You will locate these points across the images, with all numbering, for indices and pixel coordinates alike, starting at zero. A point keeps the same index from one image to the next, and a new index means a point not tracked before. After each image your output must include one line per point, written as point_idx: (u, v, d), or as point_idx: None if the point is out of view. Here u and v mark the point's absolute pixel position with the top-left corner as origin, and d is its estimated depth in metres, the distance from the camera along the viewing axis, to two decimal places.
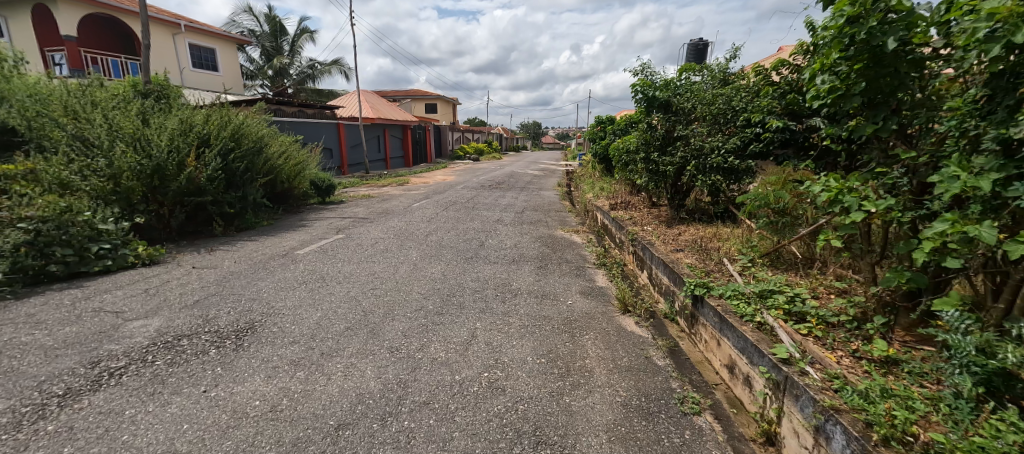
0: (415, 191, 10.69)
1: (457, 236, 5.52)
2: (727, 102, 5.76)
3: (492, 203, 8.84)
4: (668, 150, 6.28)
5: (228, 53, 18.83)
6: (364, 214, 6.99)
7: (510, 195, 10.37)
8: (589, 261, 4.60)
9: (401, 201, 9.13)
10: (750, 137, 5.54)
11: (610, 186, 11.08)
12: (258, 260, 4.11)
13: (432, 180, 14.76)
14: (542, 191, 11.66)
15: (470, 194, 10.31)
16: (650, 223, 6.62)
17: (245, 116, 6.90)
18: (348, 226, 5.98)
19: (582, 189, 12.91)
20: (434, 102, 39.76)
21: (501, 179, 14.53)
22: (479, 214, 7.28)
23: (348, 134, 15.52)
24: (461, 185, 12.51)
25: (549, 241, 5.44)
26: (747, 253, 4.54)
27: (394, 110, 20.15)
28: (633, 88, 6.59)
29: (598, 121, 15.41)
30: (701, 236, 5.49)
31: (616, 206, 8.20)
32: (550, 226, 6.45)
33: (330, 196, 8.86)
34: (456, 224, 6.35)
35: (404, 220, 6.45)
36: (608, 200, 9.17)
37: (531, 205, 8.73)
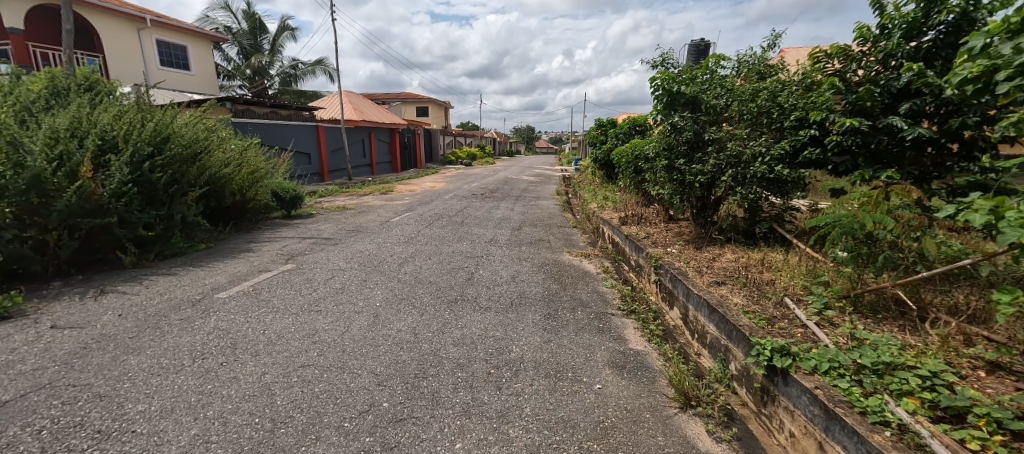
0: (397, 201, 9.52)
1: (439, 265, 4.39)
2: (771, 98, 4.77)
3: (485, 217, 7.72)
4: (696, 156, 5.23)
5: (201, 51, 17.52)
6: (330, 232, 5.83)
7: (505, 206, 9.25)
8: (612, 304, 3.49)
9: (380, 214, 7.98)
10: (804, 141, 4.51)
11: (614, 196, 10.03)
12: (154, 313, 2.93)
13: (420, 187, 13.60)
14: (540, 201, 10.53)
15: (459, 204, 9.16)
16: (674, 244, 5.53)
17: (185, 115, 5.73)
18: (306, 250, 4.83)
19: (582, 198, 11.86)
20: (425, 105, 38.70)
21: (495, 187, 13.39)
22: (469, 232, 6.14)
23: (328, 138, 14.30)
24: (450, 193, 11.39)
25: (556, 272, 4.33)
26: (821, 293, 3.47)
27: (380, 112, 19.01)
28: (652, 82, 5.55)
29: (599, 124, 14.37)
30: (744, 265, 4.40)
31: (628, 220, 7.12)
32: (555, 248, 5.34)
33: (297, 209, 7.66)
34: (441, 246, 5.21)
35: (377, 242, 5.30)
36: (618, 212, 8.06)
37: (529, 219, 7.59)
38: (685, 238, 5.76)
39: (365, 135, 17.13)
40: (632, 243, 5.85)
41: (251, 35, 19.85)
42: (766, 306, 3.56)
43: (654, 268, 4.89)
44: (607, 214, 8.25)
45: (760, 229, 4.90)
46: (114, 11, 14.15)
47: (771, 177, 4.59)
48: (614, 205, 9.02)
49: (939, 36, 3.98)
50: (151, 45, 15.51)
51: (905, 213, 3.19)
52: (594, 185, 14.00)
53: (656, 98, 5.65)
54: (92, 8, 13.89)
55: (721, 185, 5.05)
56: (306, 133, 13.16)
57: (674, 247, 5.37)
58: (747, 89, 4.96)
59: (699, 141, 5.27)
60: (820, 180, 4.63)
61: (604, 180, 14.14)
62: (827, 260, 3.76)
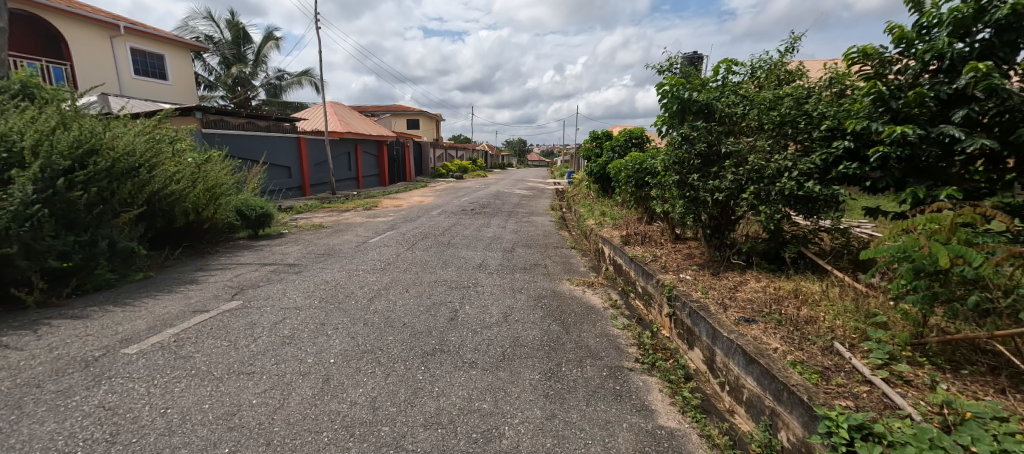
0: (380, 218, 8.81)
1: (417, 299, 3.69)
2: (796, 106, 4.23)
3: (474, 235, 7.07)
4: (711, 170, 4.64)
5: (179, 60, 16.80)
6: (295, 257, 5.10)
7: (496, 222, 8.58)
8: (627, 354, 2.82)
9: (359, 232, 7.27)
10: (838, 154, 3.95)
11: (613, 211, 9.44)
12: (26, 381, 2.20)
13: (407, 202, 12.90)
14: (534, 218, 9.87)
15: (446, 221, 8.47)
16: (687, 269, 4.91)
17: (128, 124, 5.03)
18: (261, 280, 4.11)
19: (578, 213, 11.26)
20: (416, 118, 38.22)
21: (485, 201, 12.72)
22: (456, 255, 5.45)
23: (309, 151, 13.60)
24: (439, 209, 10.71)
25: (556, 307, 3.66)
26: (881, 340, 2.86)
27: (368, 125, 18.39)
28: (659, 88, 5.01)
29: (594, 136, 13.79)
30: (775, 298, 3.78)
31: (631, 240, 6.51)
32: (553, 275, 4.68)
33: (266, 228, 6.91)
34: (421, 274, 4.50)
35: (347, 268, 4.58)
36: (619, 231, 7.42)
37: (523, 238, 6.91)
38: (698, 262, 5.14)
39: (351, 148, 16.46)
40: (639, 267, 5.22)
41: (234, 45, 19.17)
42: (814, 354, 2.92)
43: (668, 300, 4.24)
44: (607, 232, 7.62)
45: (787, 253, 4.29)
46: (85, 17, 13.41)
47: (800, 194, 4.01)
48: (613, 222, 8.38)
49: (993, 34, 3.49)
50: (124, 54, 14.75)
51: (987, 242, 2.60)
52: (589, 200, 13.37)
53: (664, 107, 5.08)
54: (60, 14, 13.16)
55: (741, 204, 4.45)
56: (285, 145, 12.45)
57: (687, 273, 4.75)
58: (768, 96, 4.41)
59: (713, 154, 4.68)
60: (855, 198, 4.06)
61: (600, 194, 13.53)
62: (889, 303, 3.15)
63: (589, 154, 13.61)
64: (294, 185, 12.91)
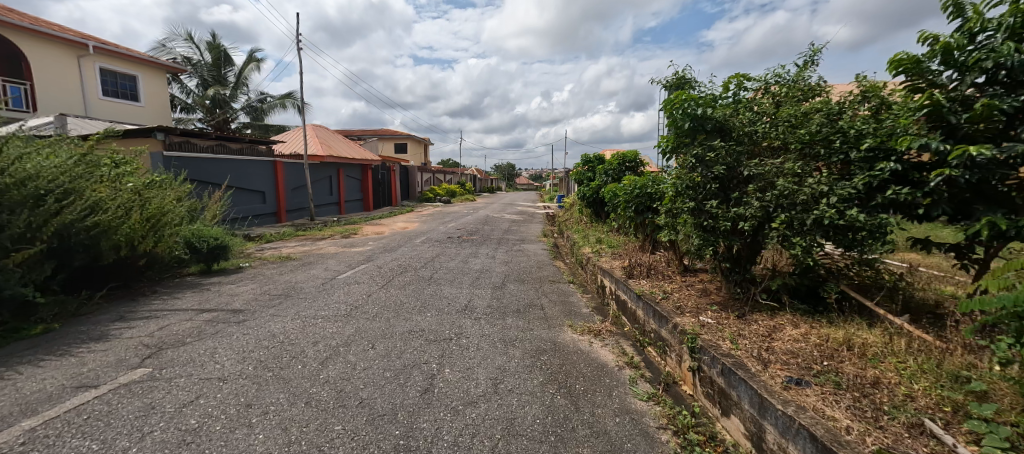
0: (357, 248, 8.05)
1: (384, 360, 2.92)
2: (828, 123, 3.67)
3: (460, 267, 6.34)
4: (731, 196, 4.01)
5: (152, 82, 16.08)
6: (245, 299, 4.30)
7: (485, 252, 7.87)
8: (659, 445, 2.09)
9: (331, 264, 6.49)
10: (885, 178, 3.35)
11: (610, 239, 8.82)
12: None
13: (389, 228, 12.14)
14: (525, 245, 9.20)
15: (429, 251, 7.73)
16: (706, 310, 4.22)
17: (45, 146, 4.27)
18: (190, 335, 3.30)
19: (572, 239, 10.63)
20: (404, 142, 37.84)
21: (473, 227, 12.04)
22: (438, 293, 4.70)
23: (286, 175, 12.83)
24: (424, 236, 9.98)
25: (558, 367, 2.94)
26: (991, 419, 2.16)
27: (352, 148, 17.75)
28: (667, 104, 4.43)
29: (586, 160, 13.31)
30: (824, 352, 3.09)
31: (635, 272, 5.85)
32: (550, 319, 3.96)
33: (221, 262, 6.07)
34: (393, 320, 3.75)
35: (303, 315, 3.80)
36: (620, 261, 6.76)
37: (514, 271, 6.19)
38: (717, 300, 4.46)
39: (332, 171, 15.75)
40: (650, 307, 4.52)
41: (213, 67, 18.56)
42: (899, 436, 2.21)
43: (690, 351, 3.52)
44: (607, 262, 6.95)
45: (827, 293, 3.64)
46: (49, 35, 12.70)
47: (841, 224, 3.39)
48: (611, 251, 7.73)
49: None
50: (92, 74, 13.99)
51: None
52: (582, 225, 12.78)
53: (672, 124, 4.49)
54: (22, 32, 12.44)
55: (768, 235, 3.82)
56: (259, 169, 11.67)
57: (708, 315, 4.06)
58: (793, 112, 3.86)
59: (732, 177, 4.07)
60: (902, 228, 3.47)
61: (592, 219, 12.98)
62: (983, 368, 2.48)
63: (580, 178, 13.10)
64: (268, 211, 12.08)
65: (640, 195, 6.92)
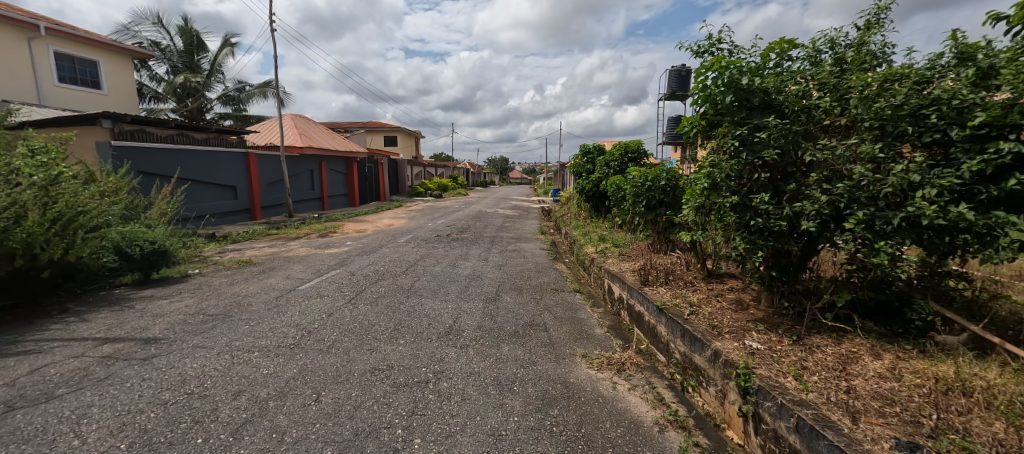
0: (332, 249, 7.15)
1: (326, 425, 2.05)
2: (920, 91, 2.80)
3: (447, 271, 5.48)
4: (786, 188, 3.15)
5: (114, 68, 14.94)
6: (169, 322, 3.42)
7: (476, 252, 7.00)
8: None
9: (297, 270, 5.60)
10: (1006, 163, 2.49)
11: (616, 237, 8.00)
12: None
13: (373, 225, 11.20)
14: (521, 244, 8.34)
15: (414, 252, 6.85)
16: (751, 330, 3.38)
17: None
18: (66, 383, 2.42)
19: (571, 237, 9.78)
20: (394, 135, 36.69)
21: (464, 224, 11.15)
22: (416, 309, 3.83)
23: (260, 168, 11.82)
24: (410, 234, 9.09)
25: (574, 431, 2.08)
26: None
27: (336, 141, 16.69)
28: (701, 73, 3.52)
29: (585, 151, 12.41)
30: (936, 402, 2.26)
31: (651, 277, 5.02)
32: (556, 346, 3.12)
33: (163, 269, 5.15)
34: (353, 352, 2.88)
35: (235, 347, 2.92)
36: (632, 264, 5.92)
37: (509, 276, 5.35)
38: (760, 316, 3.63)
39: (314, 165, 14.76)
40: (677, 325, 3.68)
41: (185, 53, 17.38)
42: None
43: (741, 392, 2.68)
44: (617, 265, 6.11)
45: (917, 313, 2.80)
46: None
47: (940, 224, 2.55)
48: (618, 251, 6.91)
49: None
50: (45, 58, 12.83)
51: None
52: (581, 221, 11.94)
53: (706, 99, 3.62)
54: None
55: (835, 238, 2.97)
56: (228, 162, 10.67)
57: (754, 339, 3.23)
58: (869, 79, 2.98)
59: (786, 164, 3.20)
60: None
61: (592, 215, 12.18)
62: None
63: (580, 170, 12.23)
64: (240, 207, 11.09)
65: (654, 188, 6.08)
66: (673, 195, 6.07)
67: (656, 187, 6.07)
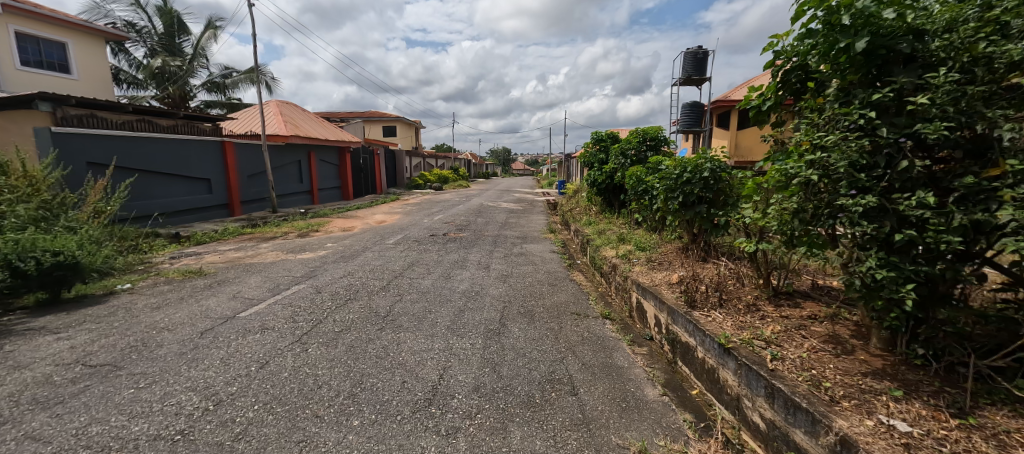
0: (307, 254, 6.07)
1: None
2: None
3: (438, 286, 4.37)
4: (956, 183, 1.98)
5: (85, 50, 13.79)
6: (22, 383, 2.33)
7: (475, 257, 5.88)
8: None
9: (254, 283, 4.52)
10: None
11: (639, 239, 6.88)
12: None
13: (362, 222, 10.10)
14: (528, 245, 7.22)
15: (402, 257, 5.74)
16: (881, 396, 2.26)
17: None
18: None
19: (585, 235, 8.66)
20: (393, 125, 35.48)
21: (463, 220, 10.02)
22: (388, 353, 2.72)
23: (239, 159, 10.70)
24: (402, 233, 8.01)
25: None
26: None
27: (327, 129, 15.53)
28: (807, 9, 2.34)
29: (598, 139, 11.21)
30: None
31: (700, 295, 3.92)
32: (594, 429, 2.02)
33: (78, 287, 4.07)
34: (270, 452, 1.78)
35: (86, 442, 1.82)
36: (668, 275, 4.79)
37: (517, 293, 4.23)
38: (882, 369, 2.51)
39: (302, 155, 13.67)
40: (760, 380, 2.57)
41: (165, 36, 16.19)
42: None
43: None
44: (648, 275, 4.98)
45: None
46: None
47: None
48: (646, 256, 5.79)
49: None
50: (4, 38, 11.70)
51: None
52: (593, 217, 10.82)
53: (811, 49, 2.45)
54: None
55: None
56: (200, 152, 9.56)
57: (895, 413, 2.11)
58: None
59: (953, 148, 2.04)
60: None
61: (605, 210, 11.06)
62: None
63: (591, 161, 11.06)
64: (214, 202, 10.00)
65: (695, 181, 4.93)
66: (718, 190, 4.92)
67: (698, 179, 4.91)
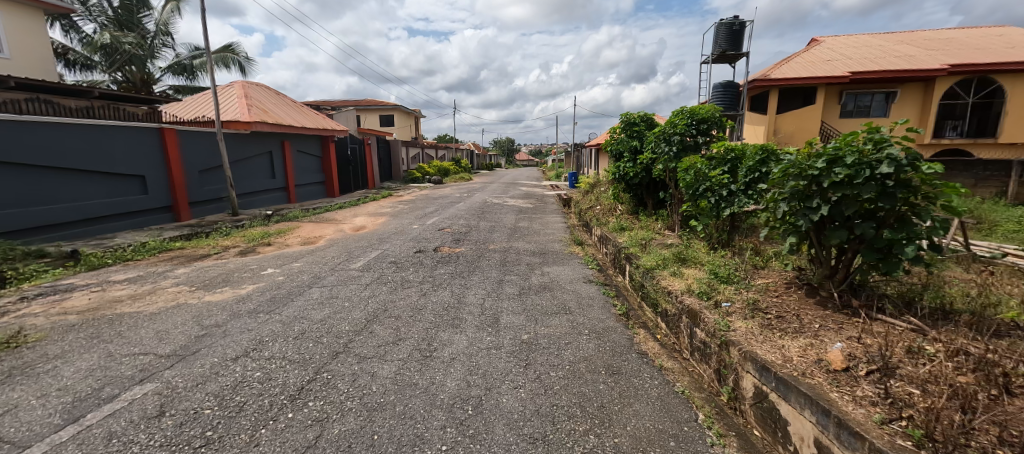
0: (223, 292, 4.03)
1: None
2: None
3: (403, 383, 2.34)
4: None
5: (20, 23, 11.75)
6: None
7: (477, 298, 3.83)
8: None
9: (76, 372, 2.50)
10: None
11: (711, 262, 4.82)
12: None
13: (334, 228, 8.04)
14: (551, 267, 5.15)
15: (362, 300, 3.69)
16: None
17: None
18: None
19: (621, 246, 6.58)
20: (390, 113, 33.34)
21: (462, 226, 7.97)
22: None
23: (185, 151, 8.66)
24: (378, 247, 5.98)
25: None
26: None
27: (307, 115, 13.40)
28: None
29: (629, 121, 9.01)
30: None
31: (948, 427, 1.86)
32: None
33: None
34: None
35: None
36: (814, 351, 2.71)
37: (555, 405, 2.17)
38: None
39: (273, 145, 11.59)
40: None
41: (119, 10, 14.10)
42: None
43: None
44: (772, 344, 2.89)
45: None
46: None
47: None
48: (743, 297, 3.68)
49: None
50: None
51: None
52: (623, 219, 8.76)
53: None
54: None
55: None
56: (127, 142, 7.54)
57: None
58: None
59: None
60: None
61: (637, 210, 9.06)
62: None
63: (622, 148, 8.90)
64: (150, 205, 7.99)
65: (859, 184, 2.80)
66: (902, 199, 2.78)
67: (866, 180, 2.77)
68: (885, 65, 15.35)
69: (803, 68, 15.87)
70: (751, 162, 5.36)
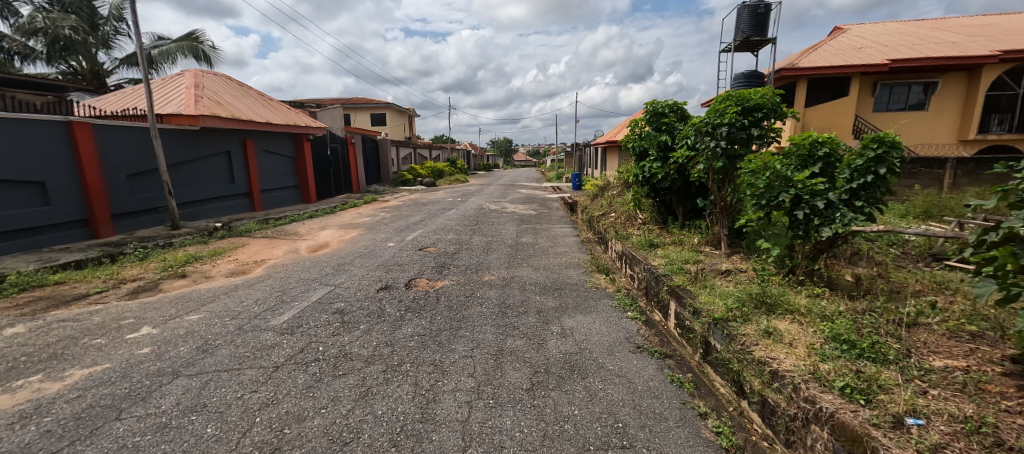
0: (25, 387, 2.35)
1: None
2: None
3: None
4: None
5: None
6: None
7: (456, 403, 2.16)
8: None
9: None
10: None
11: (818, 314, 3.15)
12: None
13: (290, 247, 6.38)
14: (575, 317, 3.47)
15: (242, 420, 1.99)
16: None
17: None
18: None
19: (659, 270, 4.92)
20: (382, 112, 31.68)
21: (451, 243, 6.34)
22: None
23: (106, 151, 6.97)
24: (328, 281, 4.32)
25: None
26: None
27: (275, 111, 11.68)
28: None
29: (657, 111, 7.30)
30: None
31: None
32: None
33: None
34: None
35: None
36: None
37: None
38: None
39: (232, 143, 9.90)
40: None
41: None
42: None
43: None
44: None
45: None
46: None
47: None
48: (942, 406, 2.01)
49: None
50: None
51: None
52: (649, 232, 7.12)
53: None
54: None
55: None
56: (19, 140, 5.86)
57: None
58: None
59: None
60: None
61: (666, 222, 7.42)
62: None
63: (647, 144, 7.23)
64: (56, 219, 6.33)
65: None
66: None
67: None
68: (926, 52, 13.76)
69: (834, 56, 14.25)
70: (859, 160, 3.76)
